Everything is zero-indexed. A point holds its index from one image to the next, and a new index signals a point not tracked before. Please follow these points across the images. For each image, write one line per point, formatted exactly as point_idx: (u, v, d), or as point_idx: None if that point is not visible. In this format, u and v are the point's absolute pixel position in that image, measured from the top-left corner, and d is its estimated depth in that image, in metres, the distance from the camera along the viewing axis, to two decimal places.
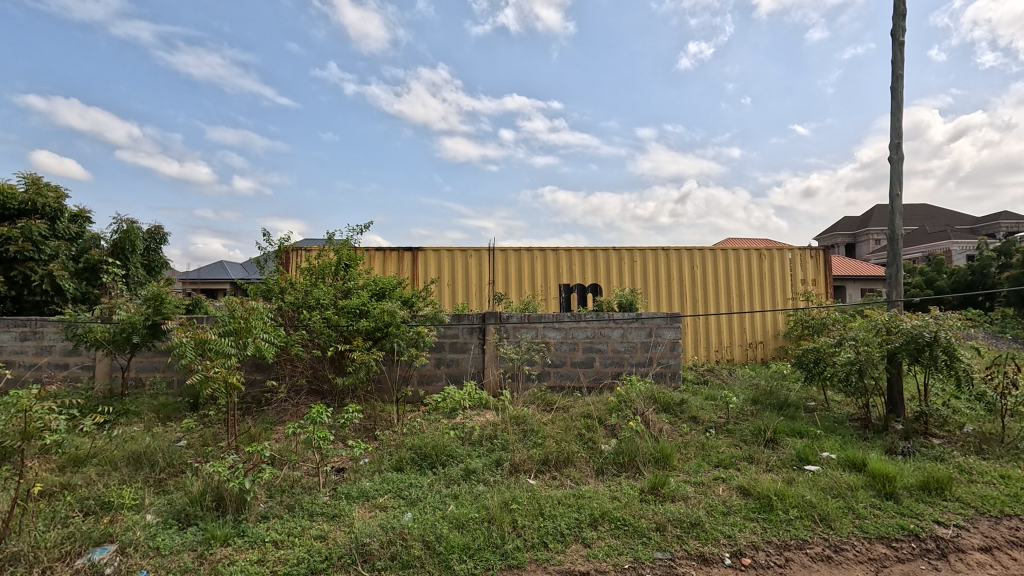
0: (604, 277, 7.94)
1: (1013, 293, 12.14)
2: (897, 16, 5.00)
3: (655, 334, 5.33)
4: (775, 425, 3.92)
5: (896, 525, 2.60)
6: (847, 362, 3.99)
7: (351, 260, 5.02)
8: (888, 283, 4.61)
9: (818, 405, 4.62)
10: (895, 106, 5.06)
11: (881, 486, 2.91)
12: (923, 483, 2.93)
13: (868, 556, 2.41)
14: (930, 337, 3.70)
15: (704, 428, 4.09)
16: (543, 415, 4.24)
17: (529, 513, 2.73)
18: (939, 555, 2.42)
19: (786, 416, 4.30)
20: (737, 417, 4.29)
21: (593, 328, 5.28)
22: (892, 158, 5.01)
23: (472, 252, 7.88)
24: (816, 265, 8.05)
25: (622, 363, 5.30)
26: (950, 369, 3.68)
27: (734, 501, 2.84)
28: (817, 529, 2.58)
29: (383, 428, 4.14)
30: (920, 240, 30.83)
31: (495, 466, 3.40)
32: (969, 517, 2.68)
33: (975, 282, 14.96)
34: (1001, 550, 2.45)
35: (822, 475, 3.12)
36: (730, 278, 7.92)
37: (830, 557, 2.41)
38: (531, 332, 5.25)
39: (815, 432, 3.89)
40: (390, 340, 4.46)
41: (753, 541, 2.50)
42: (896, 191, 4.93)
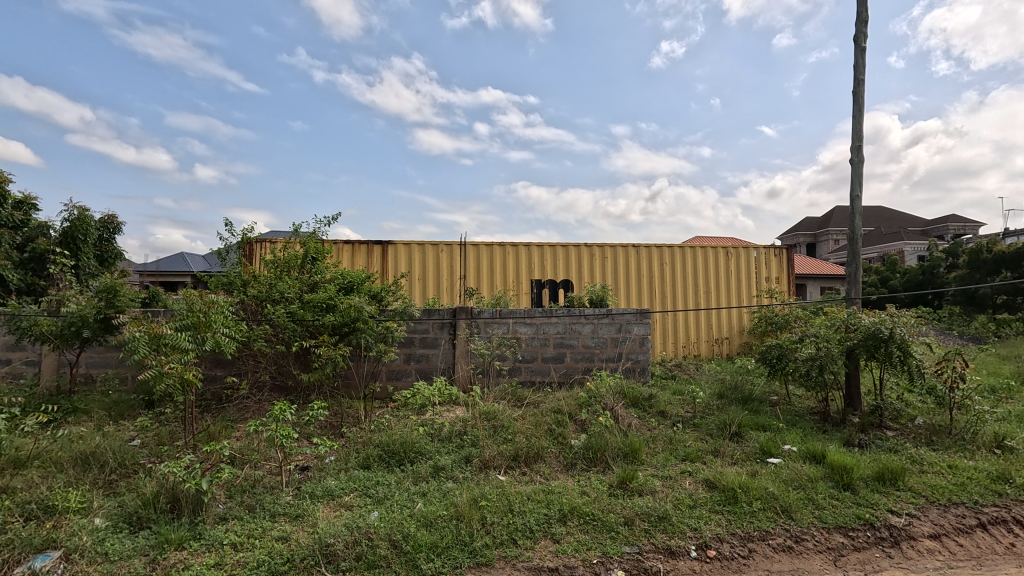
0: (576, 272, 7.97)
1: (960, 292, 12.81)
2: (860, 22, 5.15)
3: (625, 329, 5.39)
4: (740, 419, 4.00)
5: (853, 514, 2.69)
6: (808, 357, 4.12)
7: (319, 252, 4.87)
8: (848, 281, 4.74)
9: (780, 399, 4.75)
10: (856, 109, 5.23)
11: (839, 477, 3.00)
12: (879, 474, 3.03)
13: (827, 545, 2.49)
14: (887, 333, 3.84)
15: (671, 423, 4.16)
16: (513, 411, 4.22)
17: (499, 509, 2.71)
18: (892, 543, 2.52)
19: (750, 410, 4.41)
20: (703, 411, 4.38)
21: (564, 323, 5.29)
22: (853, 159, 5.18)
23: (444, 246, 7.80)
24: (780, 263, 8.28)
25: (592, 358, 5.34)
26: (904, 364, 3.84)
27: (701, 494, 2.89)
28: (779, 520, 2.65)
29: (350, 425, 4.07)
30: (877, 240, 32.20)
31: (465, 463, 3.38)
32: (920, 505, 2.79)
33: (925, 282, 15.72)
34: (948, 537, 2.56)
35: (784, 467, 3.20)
36: (698, 275, 8.06)
37: (791, 547, 2.48)
38: (502, 327, 5.23)
39: (777, 425, 4.00)
40: (357, 335, 4.34)
41: (718, 532, 2.55)
42: (857, 192, 5.09)
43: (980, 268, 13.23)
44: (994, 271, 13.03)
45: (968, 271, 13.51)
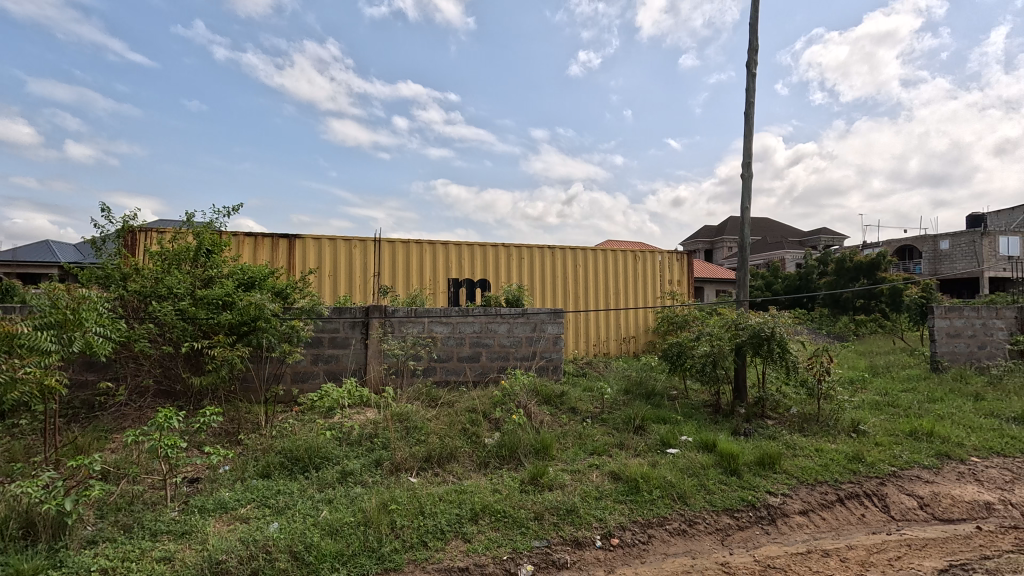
0: (493, 272, 8.03)
1: (828, 296, 14.57)
2: (751, 49, 5.67)
3: (539, 328, 5.53)
4: (643, 413, 4.25)
5: (738, 497, 2.95)
6: (704, 354, 4.48)
7: (215, 245, 4.47)
8: (738, 285, 5.21)
9: (679, 393, 5.11)
10: (747, 129, 5.77)
11: (727, 464, 3.29)
12: (760, 459, 3.35)
13: (715, 527, 2.72)
14: (769, 332, 4.27)
15: (581, 418, 4.32)
16: (427, 411, 4.15)
17: (410, 512, 2.65)
18: (769, 520, 2.80)
19: (653, 404, 4.70)
20: (610, 407, 4.59)
21: (480, 322, 5.31)
22: (744, 174, 5.70)
23: (357, 242, 7.51)
24: (681, 267, 8.92)
25: (507, 357, 5.41)
26: (783, 359, 4.29)
27: (606, 486, 3.03)
28: (675, 506, 2.85)
29: (248, 431, 3.79)
30: (763, 248, 35.72)
31: (375, 467, 3.27)
32: (793, 485, 3.12)
33: (801, 286, 17.70)
34: (814, 512, 2.90)
35: (681, 457, 3.45)
36: (608, 277, 8.45)
37: (685, 530, 2.67)
38: (417, 326, 5.13)
39: (676, 418, 4.30)
40: (258, 334, 4.03)
41: (621, 521, 2.68)
42: (746, 204, 5.61)
43: (844, 275, 15.13)
44: (854, 277, 14.97)
45: (835, 278, 15.41)
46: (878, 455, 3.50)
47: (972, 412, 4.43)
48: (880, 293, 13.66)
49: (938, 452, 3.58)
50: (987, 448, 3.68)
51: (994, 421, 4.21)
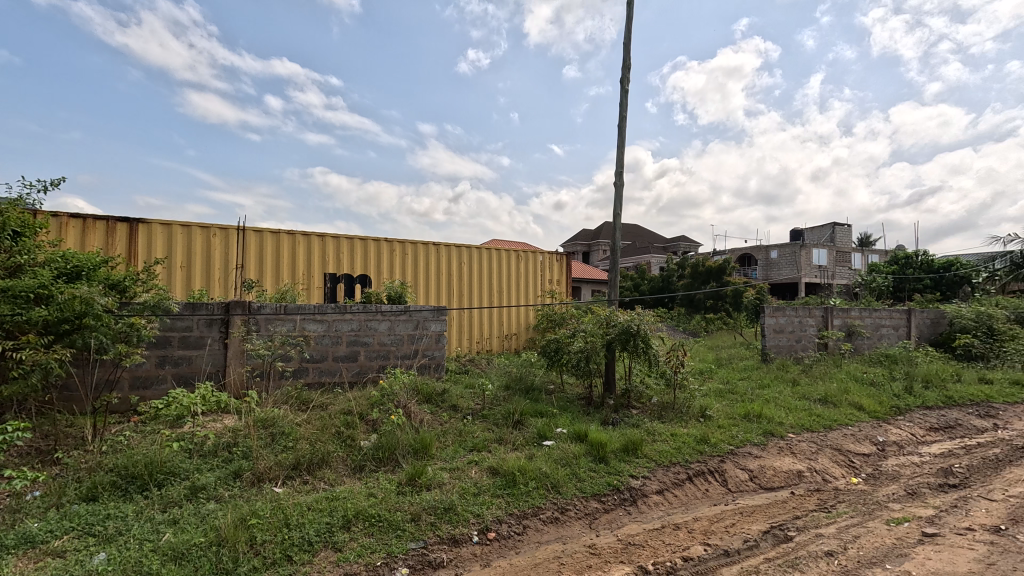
0: (374, 268, 7.72)
1: (685, 297, 16.35)
2: (625, 68, 6.14)
3: (422, 326, 5.44)
4: (522, 408, 4.39)
5: (605, 482, 3.18)
6: (578, 350, 4.76)
7: (25, 226, 3.70)
8: (610, 285, 5.60)
9: (556, 387, 5.37)
10: (620, 141, 6.23)
11: (596, 452, 3.52)
12: (624, 445, 3.64)
13: (584, 512, 2.90)
14: (635, 329, 4.66)
15: (462, 416, 4.34)
16: (296, 415, 3.87)
17: (272, 526, 2.45)
18: (631, 501, 3.06)
19: (531, 399, 4.88)
20: (491, 403, 4.67)
21: (359, 320, 5.08)
22: (616, 183, 6.16)
23: (218, 230, 6.74)
24: (561, 268, 9.37)
25: (387, 356, 5.24)
26: (646, 354, 4.71)
27: (484, 481, 3.07)
28: (549, 495, 2.98)
29: (70, 449, 3.21)
30: (633, 252, 38.97)
31: (233, 479, 2.97)
32: (651, 468, 3.43)
33: (664, 288, 19.63)
34: (669, 490, 3.22)
35: (555, 448, 3.62)
36: (492, 276, 8.60)
37: (557, 518, 2.81)
38: (288, 324, 4.75)
39: (552, 411, 4.50)
40: (84, 335, 3.41)
41: (497, 515, 2.74)
42: (618, 210, 6.07)
43: (698, 278, 17.09)
44: (706, 280, 16.98)
45: (690, 281, 17.34)
46: (720, 436, 3.99)
47: (790, 395, 5.26)
48: (725, 295, 15.65)
49: (765, 431, 4.19)
50: (800, 425, 4.39)
51: (806, 402, 5.04)
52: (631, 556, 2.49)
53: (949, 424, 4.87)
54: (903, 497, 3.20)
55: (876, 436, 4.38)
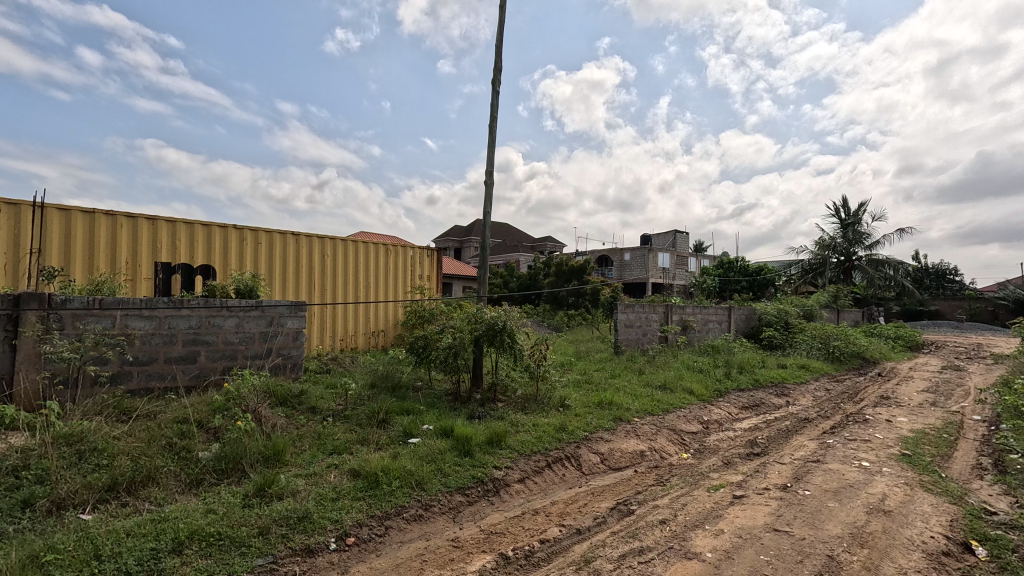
0: (221, 258, 6.90)
1: (550, 295, 17.30)
2: (496, 69, 6.28)
3: (276, 323, 5.01)
4: (387, 406, 4.26)
5: (469, 475, 3.23)
6: (447, 346, 4.77)
7: None
8: (479, 282, 5.70)
9: (423, 384, 5.31)
10: (491, 140, 6.36)
11: (462, 446, 3.56)
12: (489, 438, 3.73)
13: (448, 506, 2.92)
14: (502, 325, 4.80)
15: (321, 418, 4.08)
16: (114, 427, 3.30)
17: (77, 561, 2.06)
18: (494, 492, 3.15)
19: (397, 397, 4.76)
20: (354, 402, 4.46)
21: (200, 316, 4.50)
22: (486, 181, 6.28)
23: (4, 205, 5.46)
24: (431, 264, 9.28)
25: (234, 356, 4.73)
26: (512, 348, 4.88)
27: (344, 484, 2.93)
28: (413, 494, 2.94)
29: None
30: (503, 250, 40.11)
31: (22, 510, 2.44)
32: (514, 458, 3.57)
33: (531, 285, 20.54)
34: (529, 478, 3.38)
35: (421, 445, 3.58)
36: (358, 270, 8.19)
37: (421, 515, 2.79)
38: (104, 322, 4.03)
39: (418, 408, 4.44)
40: None
41: (357, 519, 2.63)
42: (488, 208, 6.19)
43: (562, 277, 18.19)
44: (569, 279, 18.14)
45: (555, 279, 18.39)
46: (577, 423, 4.30)
47: (637, 383, 5.86)
48: (585, 292, 16.89)
49: (615, 417, 4.61)
50: (644, 410, 4.91)
51: (649, 389, 5.66)
52: (493, 545, 2.56)
53: (755, 402, 5.84)
54: (720, 467, 3.76)
55: (702, 416, 5.08)
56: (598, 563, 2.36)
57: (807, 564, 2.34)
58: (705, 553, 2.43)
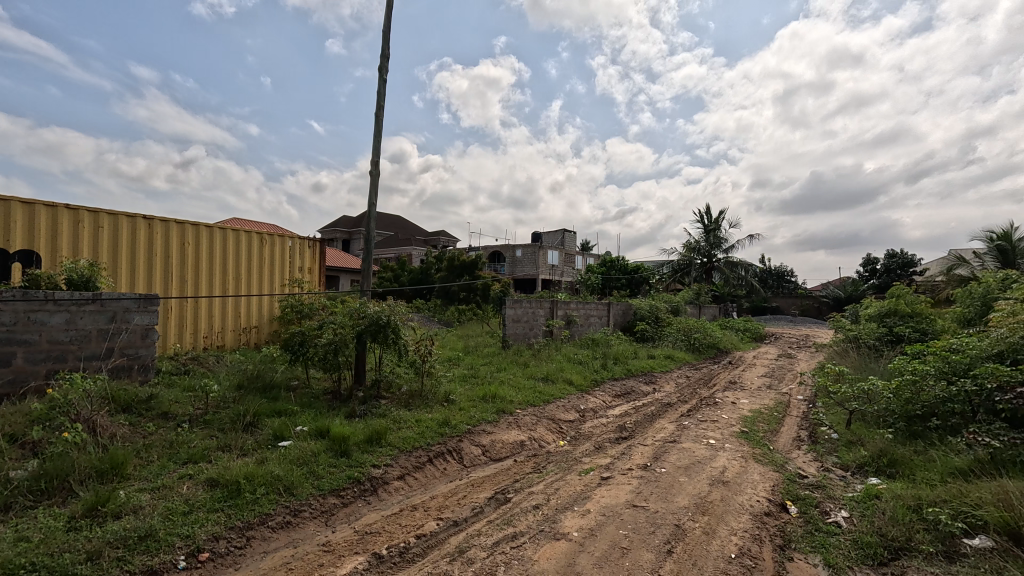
0: None
1: (442, 289, 17.20)
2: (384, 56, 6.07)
3: (120, 319, 4.39)
4: (256, 408, 3.95)
5: (345, 476, 3.11)
6: (326, 342, 4.53)
7: None
8: (362, 275, 5.49)
9: (299, 383, 5.00)
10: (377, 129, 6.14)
11: (338, 447, 3.42)
12: (369, 437, 3.62)
13: (321, 510, 2.79)
14: (385, 320, 4.67)
15: (175, 424, 3.66)
16: None
17: None
18: (372, 491, 3.07)
19: (269, 398, 4.43)
20: (217, 406, 4.06)
21: (16, 311, 3.81)
22: (372, 171, 6.05)
23: None
24: (313, 255, 8.71)
25: (63, 358, 4.07)
26: (396, 344, 4.78)
27: (198, 496, 2.66)
28: (280, 500, 2.76)
29: None
30: (395, 243, 39.03)
31: None
32: (394, 455, 3.50)
33: (422, 280, 20.25)
34: (409, 475, 3.35)
35: (292, 448, 3.37)
36: (228, 258, 7.28)
37: (289, 522, 2.63)
38: None
39: (292, 409, 4.16)
40: None
41: (213, 532, 2.41)
42: (373, 199, 5.97)
43: (454, 271, 18.18)
44: (461, 274, 18.18)
45: (447, 274, 18.32)
46: (460, 417, 4.34)
47: (521, 376, 6.06)
48: (476, 288, 17.05)
49: (498, 409, 4.73)
50: (526, 402, 5.10)
51: (532, 381, 5.88)
52: (367, 545, 2.51)
53: (627, 391, 6.34)
54: (592, 452, 4.04)
55: (579, 405, 5.40)
56: (472, 553, 2.42)
57: (658, 534, 2.61)
58: (572, 532, 2.60)
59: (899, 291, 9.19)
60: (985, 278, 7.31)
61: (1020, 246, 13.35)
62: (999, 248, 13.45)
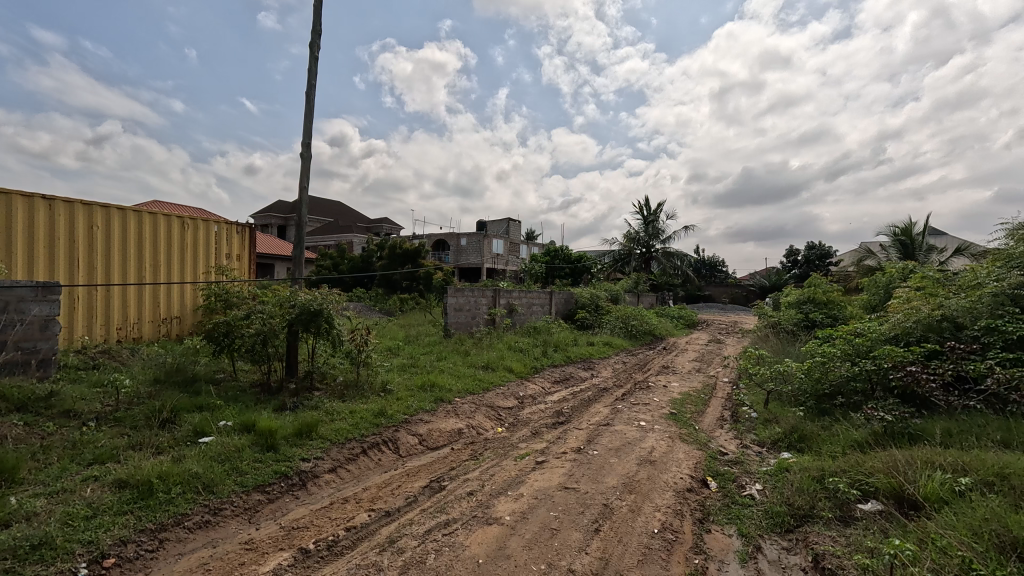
0: None
1: (383, 278, 16.82)
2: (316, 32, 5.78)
3: (15, 310, 3.98)
4: (174, 403, 3.71)
5: (271, 471, 2.99)
6: (253, 332, 4.32)
7: None
8: (294, 263, 5.26)
9: (225, 376, 4.75)
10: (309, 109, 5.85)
11: (264, 441, 3.28)
12: (298, 430, 3.50)
13: (243, 507, 2.67)
14: (318, 309, 4.50)
15: (80, 423, 3.38)
16: None
17: None
18: (300, 485, 2.98)
19: (190, 393, 4.18)
20: (130, 401, 3.79)
21: None
22: (304, 153, 5.78)
23: None
24: (241, 242, 8.25)
25: None
26: (329, 334, 4.63)
27: (105, 499, 2.48)
28: (198, 499, 2.62)
29: None
30: (335, 230, 37.68)
31: None
32: (326, 448, 3.41)
33: (363, 268, 19.70)
34: (341, 467, 3.27)
35: (213, 444, 3.19)
36: (145, 244, 6.76)
37: (208, 521, 2.50)
38: None
39: (215, 403, 3.95)
40: None
41: (121, 536, 2.26)
42: (305, 183, 5.71)
43: (396, 259, 17.81)
44: (403, 262, 17.85)
45: (389, 262, 17.92)
46: (396, 407, 4.28)
47: (461, 365, 6.05)
48: (419, 277, 16.79)
49: (436, 398, 4.70)
50: (465, 389, 5.11)
51: (472, 369, 5.89)
52: (293, 541, 2.43)
53: (565, 377, 6.49)
54: (529, 437, 4.11)
55: (518, 392, 5.47)
56: (402, 543, 2.40)
57: (586, 514, 2.70)
58: (504, 517, 2.64)
59: (816, 280, 9.90)
60: (888, 268, 8.00)
61: (919, 240, 14.72)
62: (901, 242, 14.77)
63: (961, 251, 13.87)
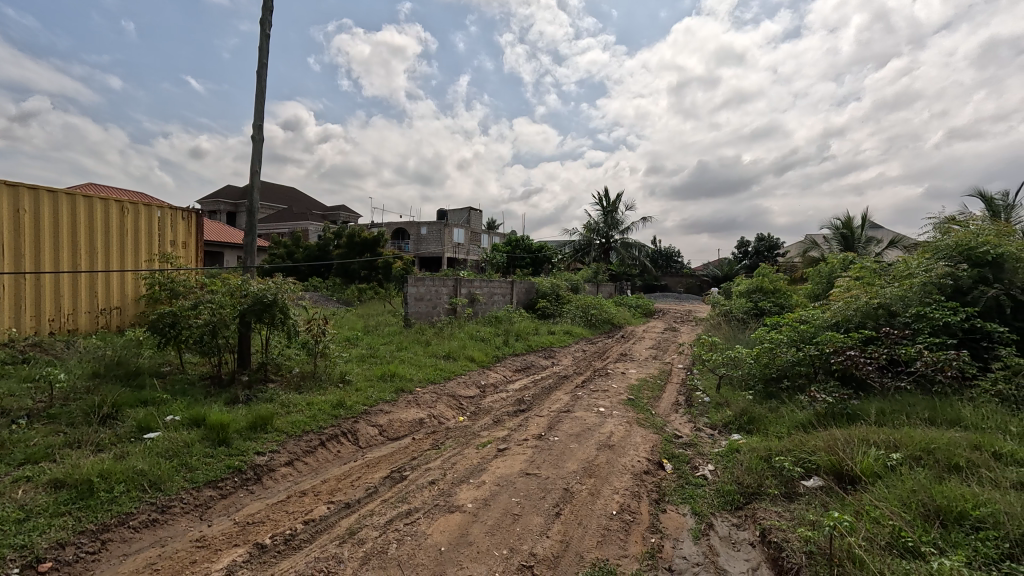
0: None
1: (341, 267, 16.39)
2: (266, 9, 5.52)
3: None
4: (115, 398, 3.51)
5: (223, 466, 2.88)
6: (201, 323, 4.13)
7: None
8: (245, 250, 5.04)
9: (171, 369, 4.53)
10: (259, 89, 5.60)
11: (215, 436, 3.15)
12: (252, 423, 3.38)
13: (194, 504, 2.56)
14: (271, 298, 4.35)
15: (9, 421, 3.14)
16: None
17: None
18: (255, 480, 2.89)
19: (133, 387, 3.96)
20: (65, 397, 3.55)
21: None
22: (255, 136, 5.53)
23: None
24: (187, 229, 7.84)
25: None
26: (284, 324, 4.48)
27: (39, 500, 2.33)
28: (144, 497, 2.50)
29: None
30: (289, 217, 36.36)
31: None
32: (281, 441, 3.31)
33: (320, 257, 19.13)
34: (298, 460, 3.19)
35: (159, 440, 3.04)
36: (80, 230, 6.32)
37: (155, 520, 2.39)
38: None
39: (162, 397, 3.76)
40: None
41: (59, 538, 2.13)
42: (256, 168, 5.47)
43: (354, 248, 17.39)
44: (362, 251, 17.45)
45: (346, 251, 17.48)
46: (355, 398, 4.20)
47: (421, 354, 5.99)
48: (378, 266, 16.46)
49: (396, 388, 4.64)
50: (426, 379, 5.07)
51: (433, 359, 5.85)
52: (247, 536, 2.36)
53: (526, 365, 6.54)
54: (490, 425, 4.13)
55: (479, 380, 5.47)
56: (363, 534, 2.37)
57: (547, 499, 2.75)
58: (466, 505, 2.65)
59: (764, 269, 10.34)
60: (830, 258, 8.44)
61: (859, 233, 15.60)
62: (842, 234, 15.61)
63: (895, 243, 14.80)
